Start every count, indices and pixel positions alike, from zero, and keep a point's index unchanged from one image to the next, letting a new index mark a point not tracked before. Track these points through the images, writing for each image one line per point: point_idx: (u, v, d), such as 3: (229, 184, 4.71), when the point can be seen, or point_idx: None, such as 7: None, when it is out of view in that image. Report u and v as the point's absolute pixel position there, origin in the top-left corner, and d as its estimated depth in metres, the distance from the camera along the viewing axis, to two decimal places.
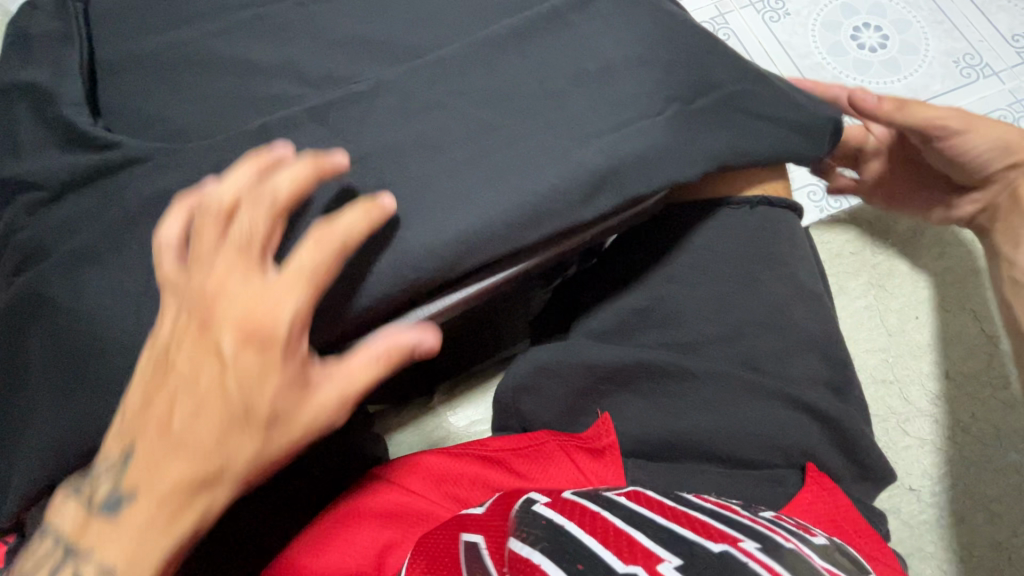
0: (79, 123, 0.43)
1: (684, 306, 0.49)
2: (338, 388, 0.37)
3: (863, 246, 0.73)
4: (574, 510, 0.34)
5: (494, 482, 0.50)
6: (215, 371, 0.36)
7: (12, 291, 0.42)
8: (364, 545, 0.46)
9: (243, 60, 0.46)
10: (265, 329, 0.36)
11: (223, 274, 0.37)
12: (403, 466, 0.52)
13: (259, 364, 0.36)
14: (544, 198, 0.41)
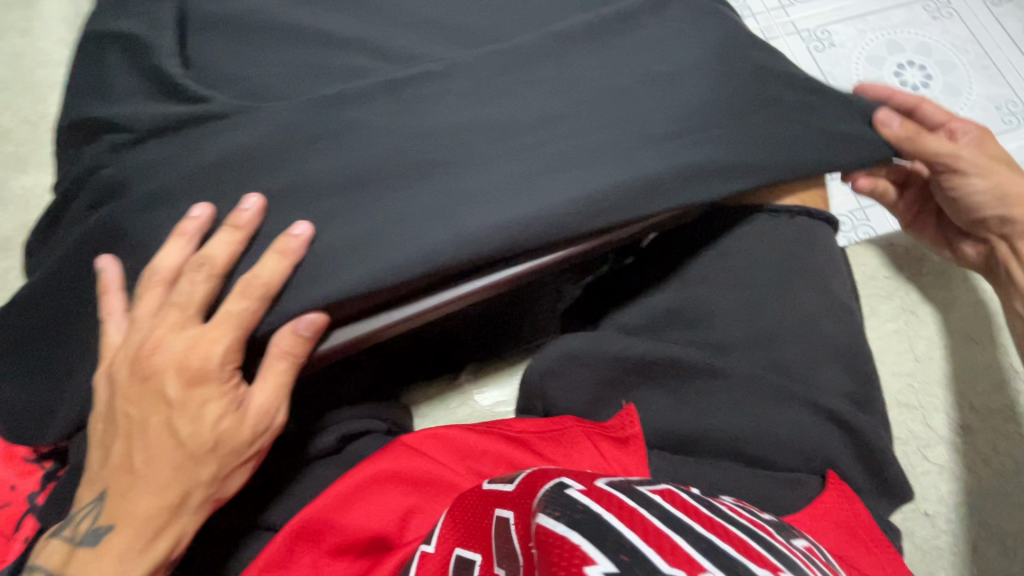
0: (167, 75, 0.45)
1: (722, 308, 0.51)
2: (270, 399, 0.41)
3: (897, 273, 0.74)
4: (609, 501, 0.34)
5: (517, 461, 0.51)
6: (161, 415, 0.41)
7: (90, 223, 0.44)
8: (389, 508, 0.48)
9: (322, 30, 0.48)
10: (197, 369, 0.40)
11: (161, 332, 0.41)
12: (429, 437, 0.53)
13: (200, 402, 0.41)
14: (600, 187, 0.43)
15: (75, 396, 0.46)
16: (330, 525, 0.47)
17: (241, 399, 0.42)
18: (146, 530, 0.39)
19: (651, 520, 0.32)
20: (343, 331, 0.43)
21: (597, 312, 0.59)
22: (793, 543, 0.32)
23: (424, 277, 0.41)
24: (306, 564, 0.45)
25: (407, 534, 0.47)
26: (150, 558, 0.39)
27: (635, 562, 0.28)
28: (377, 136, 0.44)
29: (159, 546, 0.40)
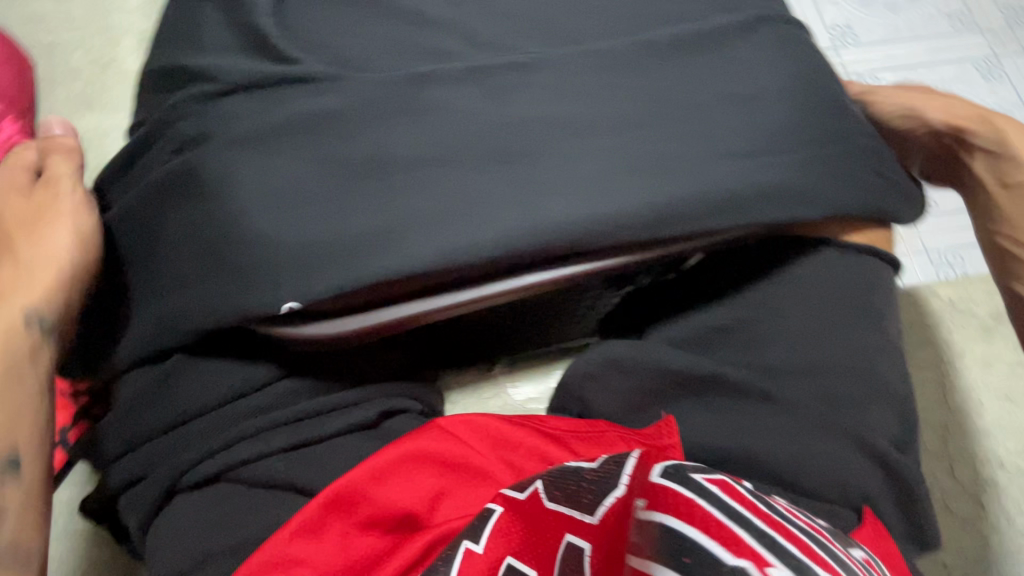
0: (261, 36, 0.46)
1: (773, 333, 0.51)
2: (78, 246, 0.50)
3: (936, 323, 0.75)
4: (666, 500, 0.37)
5: (550, 456, 0.52)
6: (37, 251, 0.50)
7: (168, 168, 0.45)
8: (421, 489, 0.49)
9: (414, 7, 0.48)
10: (13, 226, 0.51)
11: (14, 207, 0.52)
12: (463, 422, 0.53)
13: (59, 238, 0.50)
14: (678, 197, 0.43)
15: (136, 337, 0.46)
16: (365, 497, 0.48)
17: (41, 263, 0.49)
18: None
19: (711, 512, 0.36)
20: (353, 318, 0.42)
21: (641, 321, 0.59)
22: (851, 553, 0.38)
23: (496, 261, 0.41)
24: (337, 533, 0.46)
25: (438, 516, 0.49)
26: (30, 386, 0.46)
27: (697, 564, 0.33)
28: (462, 117, 0.45)
29: (17, 375, 0.45)
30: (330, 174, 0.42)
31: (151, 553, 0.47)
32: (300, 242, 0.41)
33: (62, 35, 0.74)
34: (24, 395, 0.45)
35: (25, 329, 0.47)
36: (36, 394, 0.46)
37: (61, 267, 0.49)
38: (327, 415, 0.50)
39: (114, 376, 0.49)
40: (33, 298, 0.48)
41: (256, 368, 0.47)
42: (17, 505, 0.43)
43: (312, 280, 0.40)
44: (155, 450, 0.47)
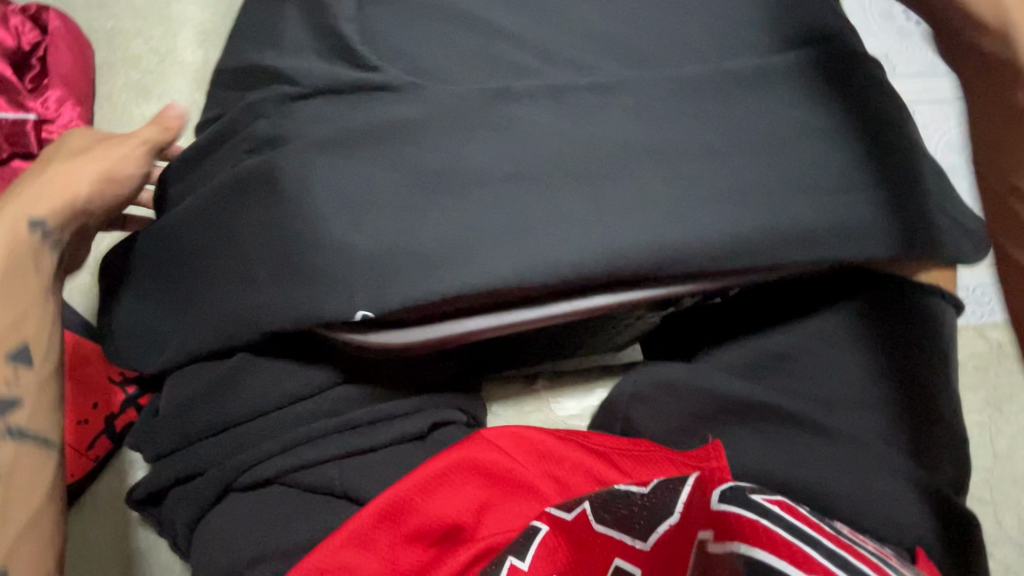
0: (342, 42, 0.46)
1: (831, 367, 0.51)
2: (108, 183, 0.53)
3: (985, 366, 0.74)
4: (737, 527, 0.42)
5: (595, 472, 0.51)
6: (61, 175, 0.51)
7: (242, 167, 0.44)
8: (467, 500, 0.50)
9: (493, 22, 0.48)
10: (78, 148, 0.54)
11: (83, 139, 0.56)
12: (508, 435, 0.52)
13: (89, 172, 0.52)
14: (757, 229, 0.43)
15: (197, 334, 0.47)
16: (412, 509, 0.48)
17: (78, 185, 0.51)
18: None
19: (779, 535, 0.41)
20: (417, 331, 0.42)
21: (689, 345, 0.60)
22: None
23: (573, 282, 0.41)
24: (386, 543, 0.48)
25: (483, 527, 0.49)
26: (31, 282, 0.46)
27: None
28: (541, 135, 0.45)
29: (26, 270, 0.46)
30: (409, 184, 0.42)
31: (201, 547, 0.49)
32: (377, 251, 0.41)
33: (119, 20, 0.74)
34: (30, 291, 0.46)
35: (31, 229, 0.48)
36: (40, 287, 0.47)
37: (78, 191, 0.51)
38: (383, 422, 0.51)
39: (175, 370, 0.50)
40: (46, 204, 0.49)
41: (326, 371, 0.49)
42: (31, 400, 0.44)
43: (388, 290, 0.40)
44: (214, 446, 0.49)
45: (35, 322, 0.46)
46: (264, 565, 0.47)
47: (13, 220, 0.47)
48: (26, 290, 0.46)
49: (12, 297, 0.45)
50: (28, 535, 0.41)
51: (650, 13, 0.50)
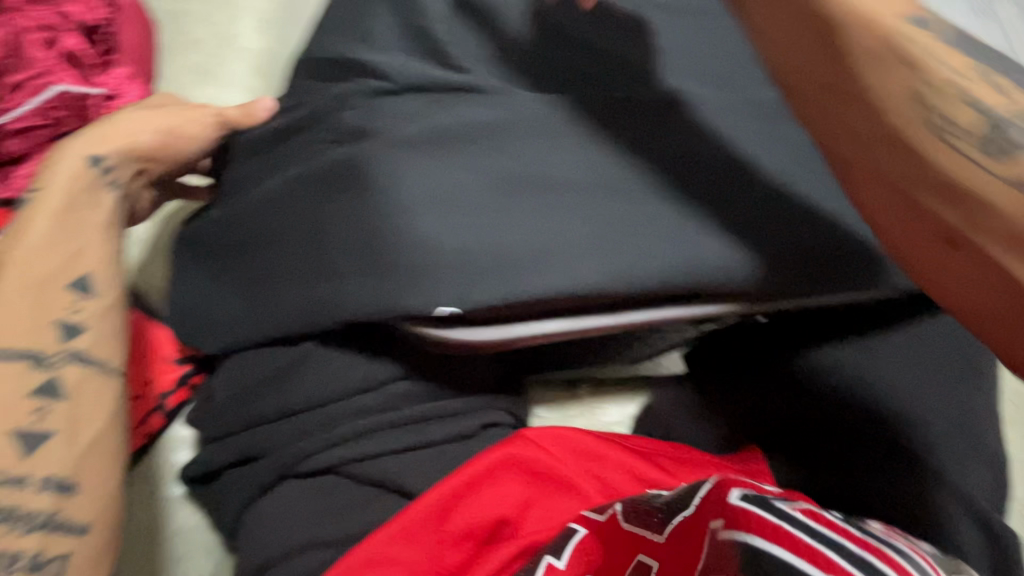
0: (430, 45, 0.47)
1: (880, 386, 0.52)
2: (171, 143, 0.54)
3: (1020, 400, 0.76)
4: (753, 526, 0.36)
5: (633, 469, 0.56)
6: (130, 119, 0.53)
7: (329, 157, 0.45)
8: (514, 495, 0.52)
9: (576, 35, 0.49)
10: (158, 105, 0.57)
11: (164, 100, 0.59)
12: (553, 435, 0.55)
13: (155, 122, 0.54)
14: (823, 253, 0.45)
15: (269, 320, 0.47)
16: (462, 503, 0.50)
17: (147, 139, 0.53)
18: (60, 182, 0.47)
19: (799, 538, 0.35)
20: (488, 329, 0.43)
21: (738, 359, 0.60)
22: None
23: (653, 291, 0.42)
24: (434, 536, 0.49)
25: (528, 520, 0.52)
26: (92, 218, 0.48)
27: None
28: (623, 145, 0.46)
29: (87, 207, 0.48)
30: (495, 186, 0.44)
31: (255, 528, 0.50)
32: (464, 250, 0.42)
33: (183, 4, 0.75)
34: (89, 224, 0.47)
35: (91, 165, 0.49)
36: (102, 223, 0.48)
37: (142, 135, 0.52)
38: (439, 419, 0.52)
39: (244, 352, 0.51)
40: (106, 144, 0.50)
41: (391, 365, 0.50)
42: (95, 326, 0.45)
43: (475, 288, 0.41)
44: (275, 432, 0.50)
45: (95, 254, 0.46)
46: (321, 549, 0.48)
47: (73, 157, 0.49)
48: (87, 225, 0.47)
49: (75, 230, 0.46)
50: (93, 452, 0.42)
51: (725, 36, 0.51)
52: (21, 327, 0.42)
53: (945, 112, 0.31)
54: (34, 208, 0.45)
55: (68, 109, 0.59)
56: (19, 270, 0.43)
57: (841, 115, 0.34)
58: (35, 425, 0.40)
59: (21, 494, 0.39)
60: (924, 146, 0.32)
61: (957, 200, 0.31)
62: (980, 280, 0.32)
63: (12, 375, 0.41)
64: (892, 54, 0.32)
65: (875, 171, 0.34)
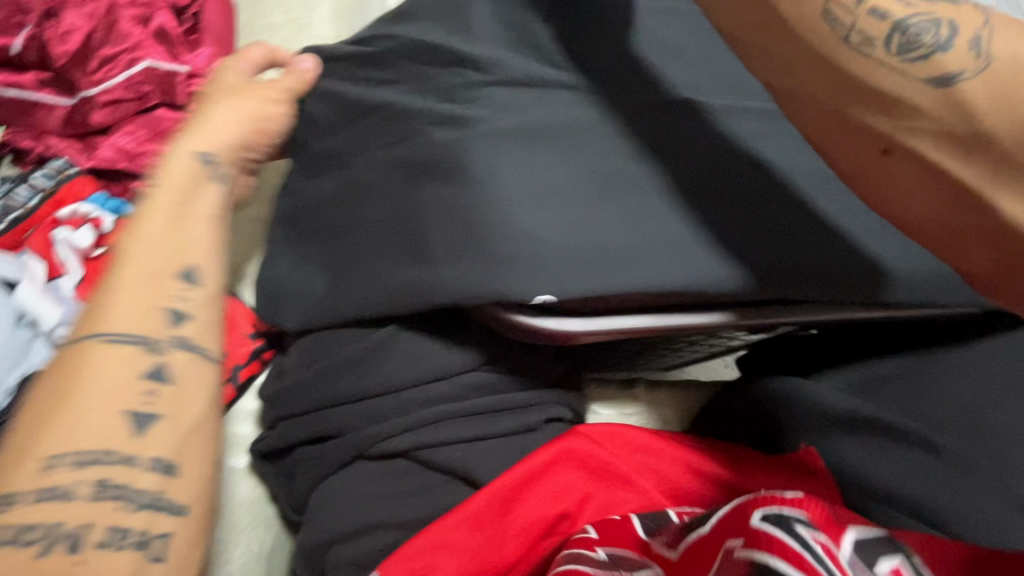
0: (528, 45, 0.50)
1: (943, 398, 0.52)
2: (258, 124, 0.55)
3: None
4: (771, 549, 0.34)
5: (691, 464, 0.54)
6: (219, 109, 0.54)
7: (426, 143, 0.47)
8: (569, 489, 0.51)
9: (669, 42, 0.51)
10: (236, 86, 0.57)
11: (233, 75, 0.58)
12: (608, 432, 0.55)
13: (244, 109, 0.54)
14: (910, 264, 0.46)
15: (354, 299, 0.48)
16: (523, 496, 0.50)
17: (238, 126, 0.53)
18: (174, 180, 0.49)
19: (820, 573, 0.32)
20: (577, 321, 0.44)
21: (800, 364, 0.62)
22: None
23: (742, 293, 0.44)
24: (495, 529, 0.48)
25: (584, 513, 0.51)
26: (198, 211, 0.49)
27: None
28: (716, 147, 0.47)
29: (191, 199, 0.49)
30: (590, 182, 0.45)
31: (323, 503, 0.51)
32: (560, 241, 0.42)
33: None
34: (195, 217, 0.48)
35: (201, 163, 0.51)
36: (205, 214, 0.49)
37: (232, 124, 0.53)
38: (510, 411, 0.52)
39: (328, 331, 0.53)
40: (211, 140, 0.52)
41: (469, 354, 0.50)
42: (198, 315, 0.45)
43: (572, 276, 0.42)
44: (351, 412, 0.51)
45: (198, 246, 0.47)
46: (387, 529, 0.49)
47: (185, 155, 0.51)
48: (194, 217, 0.48)
49: (184, 224, 0.47)
50: (194, 437, 0.41)
51: None
52: (133, 313, 0.42)
53: (890, 87, 0.33)
54: (150, 206, 0.47)
55: (151, 84, 0.65)
56: (135, 262, 0.44)
57: (807, 108, 0.36)
58: (144, 407, 0.40)
59: (131, 472, 0.38)
60: (880, 122, 0.34)
61: (925, 167, 0.33)
62: (948, 236, 0.34)
63: (127, 358, 0.41)
64: (828, 46, 0.34)
65: (844, 153, 0.35)
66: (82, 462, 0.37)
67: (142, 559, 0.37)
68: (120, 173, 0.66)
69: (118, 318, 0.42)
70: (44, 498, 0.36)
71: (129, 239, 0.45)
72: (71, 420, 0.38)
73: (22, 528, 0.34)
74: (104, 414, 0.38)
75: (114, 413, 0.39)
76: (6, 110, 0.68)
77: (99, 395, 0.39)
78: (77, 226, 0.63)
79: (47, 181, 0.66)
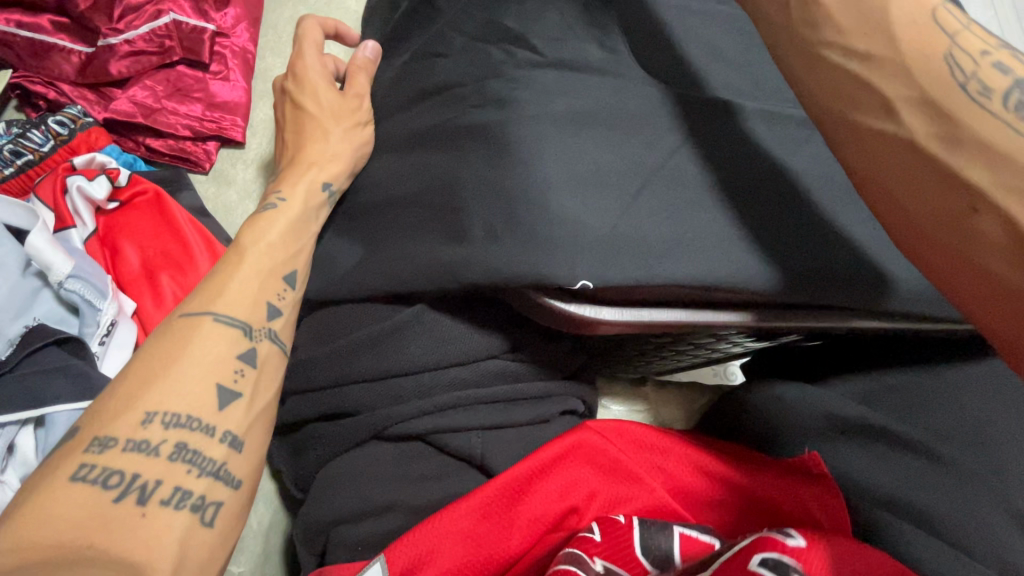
0: (577, 39, 0.51)
1: (946, 411, 0.52)
2: (359, 145, 0.56)
3: None
4: None
5: (703, 466, 0.52)
6: (330, 131, 0.55)
7: (468, 123, 0.48)
8: (575, 485, 0.48)
9: (717, 42, 0.52)
10: (339, 102, 0.57)
11: (308, 68, 0.58)
12: (616, 427, 0.53)
13: (357, 139, 0.56)
14: None
15: (383, 273, 0.48)
16: (532, 487, 0.47)
17: (345, 148, 0.55)
18: (296, 203, 0.52)
19: None
20: (608, 311, 0.45)
21: (806, 371, 0.63)
22: None
23: (772, 295, 0.44)
24: (503, 519, 0.46)
25: (587, 511, 0.48)
26: (312, 230, 0.53)
27: None
28: (757, 148, 0.47)
29: (311, 222, 0.53)
30: (638, 172, 0.45)
31: (334, 481, 0.50)
32: (602, 231, 0.42)
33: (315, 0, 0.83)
34: (311, 236, 0.52)
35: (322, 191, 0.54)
36: (317, 236, 0.53)
37: (342, 149, 0.55)
38: (527, 400, 0.52)
39: (351, 304, 0.52)
40: (331, 168, 0.54)
41: (495, 340, 0.50)
42: (290, 316, 0.48)
43: (612, 267, 0.41)
44: (369, 391, 0.50)
45: (307, 260, 0.51)
46: (398, 513, 0.48)
47: (310, 181, 0.53)
48: (307, 236, 0.52)
49: (298, 239, 0.51)
50: (259, 421, 0.42)
51: None
52: (241, 300, 0.44)
53: (993, 136, 0.32)
54: (273, 219, 0.50)
55: (174, 38, 0.72)
56: (252, 261, 0.47)
57: (880, 149, 0.36)
58: (232, 383, 0.41)
59: (206, 440, 0.39)
60: (979, 176, 0.33)
61: (1000, 221, 0.32)
62: (997, 296, 0.32)
63: (226, 337, 0.42)
64: (937, 87, 0.34)
65: (914, 192, 0.35)
66: (170, 422, 0.38)
67: (195, 522, 0.36)
68: (132, 128, 0.71)
69: (230, 305, 0.44)
70: (131, 448, 0.36)
71: (249, 240, 0.48)
72: (169, 381, 0.39)
73: (105, 471, 0.35)
74: (197, 382, 0.40)
75: (206, 383, 0.40)
76: (14, 50, 0.69)
77: (195, 364, 0.40)
78: (91, 177, 0.62)
79: (61, 127, 0.66)
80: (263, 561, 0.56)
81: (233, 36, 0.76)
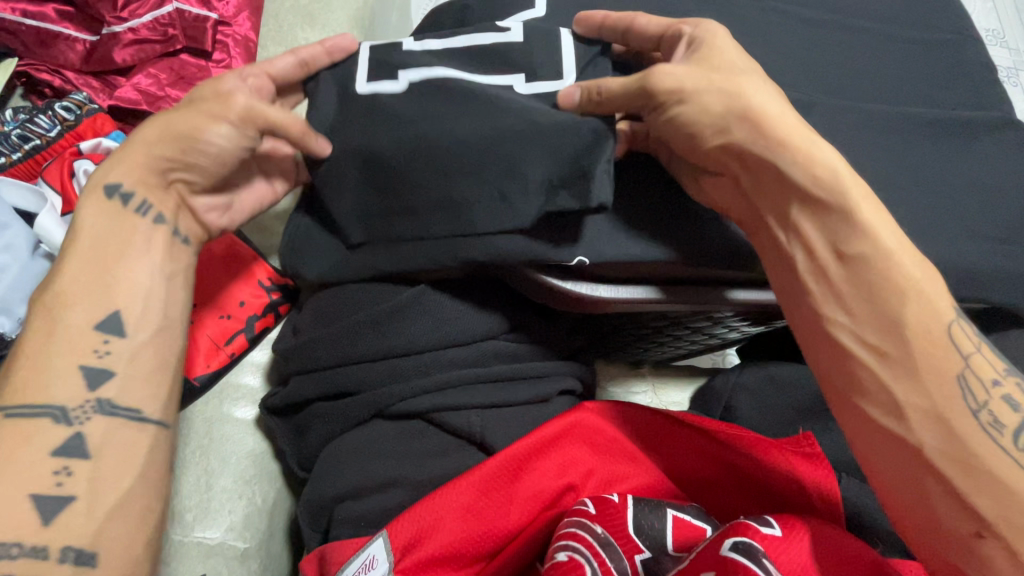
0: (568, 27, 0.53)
1: None
2: (159, 124, 0.47)
3: None
4: None
5: (699, 447, 0.51)
6: (155, 128, 0.47)
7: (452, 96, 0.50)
8: (571, 467, 0.49)
9: None
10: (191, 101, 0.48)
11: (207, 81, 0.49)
12: (612, 409, 0.53)
13: (183, 124, 0.46)
14: None
15: (389, 257, 0.51)
16: (530, 465, 0.48)
17: (156, 147, 0.47)
18: (90, 224, 0.45)
19: None
20: (607, 289, 0.47)
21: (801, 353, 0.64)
22: None
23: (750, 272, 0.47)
24: (500, 496, 0.46)
25: (582, 491, 0.48)
26: (122, 254, 0.45)
27: None
28: None
29: (116, 235, 0.45)
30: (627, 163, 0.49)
31: (338, 458, 0.52)
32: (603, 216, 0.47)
33: None
34: (119, 265, 0.44)
35: (117, 196, 0.46)
36: (127, 254, 0.45)
37: (165, 146, 0.46)
38: (526, 380, 0.53)
39: (357, 285, 0.54)
40: (135, 173, 0.46)
41: (495, 320, 0.52)
42: (122, 371, 0.43)
43: (605, 246, 0.46)
44: (370, 370, 0.51)
45: (126, 290, 0.44)
46: (401, 488, 0.49)
47: (99, 187, 0.46)
48: (112, 261, 0.44)
49: (107, 266, 0.44)
50: (112, 518, 0.39)
51: (824, 64, 0.57)
52: (50, 382, 0.40)
53: (988, 459, 0.36)
54: (69, 252, 0.44)
55: (177, 27, 0.73)
56: (46, 320, 0.42)
57: (857, 380, 0.40)
58: (56, 488, 0.38)
59: (38, 560, 0.37)
60: (934, 445, 0.37)
61: (961, 507, 0.36)
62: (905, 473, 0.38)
63: (36, 433, 0.39)
64: (930, 373, 0.38)
65: (891, 446, 0.38)
66: None
67: None
68: (137, 116, 0.73)
69: (26, 392, 0.40)
70: None
71: (48, 288, 0.43)
72: None
73: None
74: (11, 495, 0.37)
75: (20, 495, 0.37)
76: (20, 40, 0.72)
77: (9, 476, 0.38)
78: (97, 161, 0.63)
79: (67, 113, 0.67)
80: (267, 539, 0.57)
81: (235, 24, 0.77)
